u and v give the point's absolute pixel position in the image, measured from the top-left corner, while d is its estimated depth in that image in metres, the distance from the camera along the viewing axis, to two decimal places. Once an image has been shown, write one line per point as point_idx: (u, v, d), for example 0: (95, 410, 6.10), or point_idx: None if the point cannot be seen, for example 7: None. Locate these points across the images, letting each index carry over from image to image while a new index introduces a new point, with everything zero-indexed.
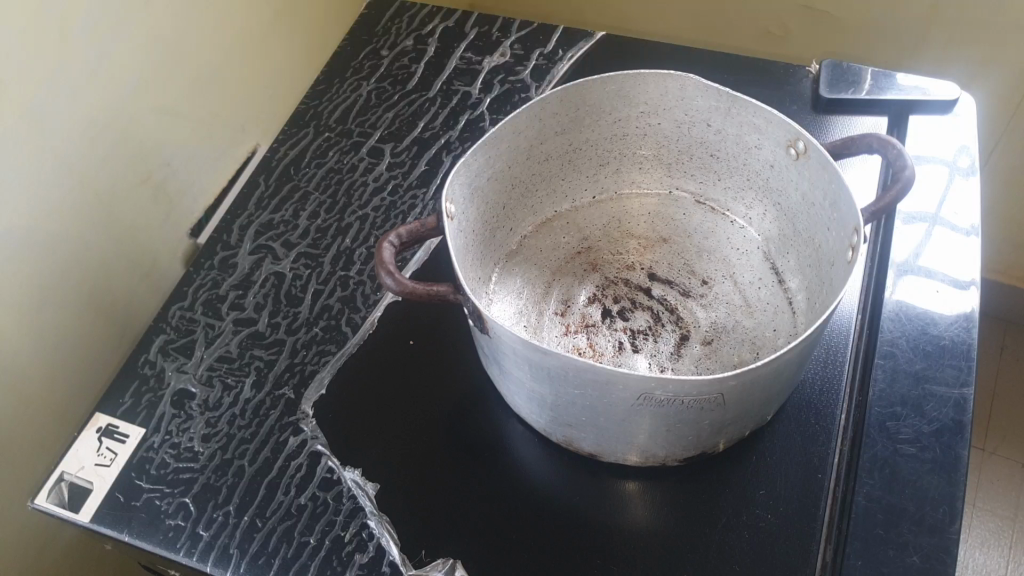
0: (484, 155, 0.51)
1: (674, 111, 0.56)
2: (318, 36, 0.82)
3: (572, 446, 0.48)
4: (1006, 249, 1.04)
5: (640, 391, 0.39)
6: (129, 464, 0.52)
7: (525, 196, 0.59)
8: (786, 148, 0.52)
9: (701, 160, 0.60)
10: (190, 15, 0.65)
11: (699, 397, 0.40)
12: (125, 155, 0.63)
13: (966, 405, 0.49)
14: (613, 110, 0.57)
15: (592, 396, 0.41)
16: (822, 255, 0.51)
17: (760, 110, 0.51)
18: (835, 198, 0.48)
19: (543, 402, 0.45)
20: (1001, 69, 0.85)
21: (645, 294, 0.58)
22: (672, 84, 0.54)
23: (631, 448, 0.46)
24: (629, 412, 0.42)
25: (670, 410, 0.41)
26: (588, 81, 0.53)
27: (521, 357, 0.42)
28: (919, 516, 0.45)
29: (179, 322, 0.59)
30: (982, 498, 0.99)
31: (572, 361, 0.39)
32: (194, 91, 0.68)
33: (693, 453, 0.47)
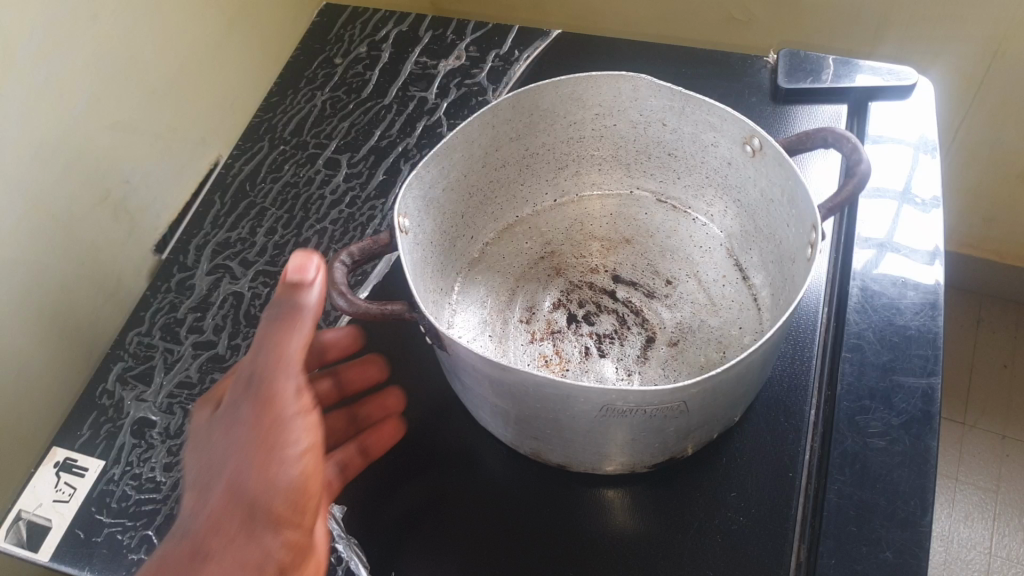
0: (437, 167, 0.51)
1: (630, 111, 0.56)
2: (274, 44, 0.80)
3: (541, 458, 0.47)
4: (978, 223, 1.04)
5: (601, 403, 0.38)
6: (89, 499, 0.51)
7: (485, 203, 0.59)
8: (742, 145, 0.51)
9: (660, 159, 0.59)
10: (139, 32, 0.64)
11: (660, 407, 0.39)
12: (81, 176, 0.61)
13: (934, 395, 0.48)
14: (569, 113, 0.56)
15: (554, 409, 0.40)
16: (784, 251, 0.51)
17: (715, 108, 0.51)
18: (793, 194, 0.47)
19: (508, 416, 0.44)
20: (958, 46, 0.85)
21: (610, 297, 0.57)
22: (625, 84, 0.53)
23: (597, 458, 0.45)
24: (593, 423, 0.41)
25: (634, 420, 0.40)
26: (540, 85, 0.52)
27: (480, 374, 0.41)
28: (891, 510, 0.45)
29: (137, 348, 0.58)
30: (965, 472, 0.99)
31: (530, 378, 0.38)
32: (150, 105, 0.66)
33: (662, 459, 0.46)
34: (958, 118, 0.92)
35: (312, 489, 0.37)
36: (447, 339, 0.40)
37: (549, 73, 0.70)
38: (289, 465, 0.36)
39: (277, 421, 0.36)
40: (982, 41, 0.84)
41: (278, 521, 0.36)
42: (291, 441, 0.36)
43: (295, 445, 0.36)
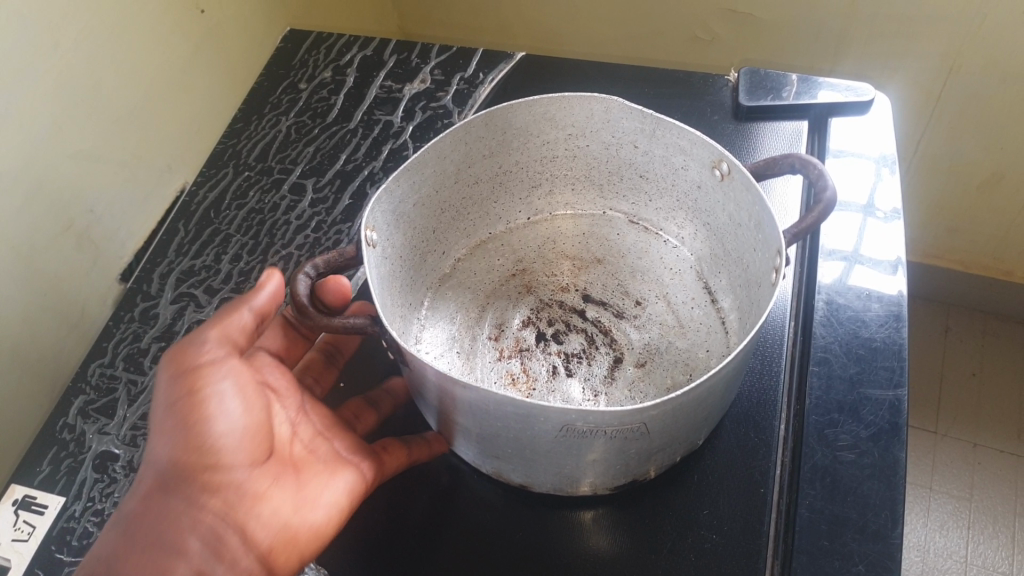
0: (413, 179, 0.51)
1: (602, 132, 0.56)
2: (239, 70, 0.80)
3: (501, 478, 0.47)
4: (942, 233, 1.06)
5: (560, 422, 0.38)
6: (49, 537, 0.49)
7: (456, 219, 0.59)
8: (711, 168, 0.51)
9: (632, 181, 0.59)
10: (101, 61, 0.63)
11: (621, 428, 0.39)
12: (42, 206, 0.60)
13: (901, 407, 0.48)
14: (543, 132, 0.56)
15: (513, 428, 0.40)
16: (750, 275, 0.51)
17: (684, 131, 0.51)
18: (759, 219, 0.48)
19: (465, 432, 0.44)
20: (917, 61, 0.87)
21: (579, 317, 0.58)
22: (598, 104, 0.53)
23: (563, 480, 0.45)
24: (554, 442, 0.40)
25: (595, 441, 0.40)
26: (515, 102, 0.52)
27: (442, 392, 0.41)
28: (862, 523, 0.45)
29: (100, 380, 0.57)
30: (938, 480, 1.00)
31: (491, 396, 0.38)
32: (112, 134, 0.66)
33: (625, 482, 0.46)
34: (919, 131, 0.94)
35: (243, 435, 0.44)
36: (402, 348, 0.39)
37: (514, 94, 0.70)
38: (212, 420, 0.43)
39: (186, 396, 0.43)
40: (939, 57, 0.86)
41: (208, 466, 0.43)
42: (208, 403, 0.43)
43: (214, 407, 0.43)
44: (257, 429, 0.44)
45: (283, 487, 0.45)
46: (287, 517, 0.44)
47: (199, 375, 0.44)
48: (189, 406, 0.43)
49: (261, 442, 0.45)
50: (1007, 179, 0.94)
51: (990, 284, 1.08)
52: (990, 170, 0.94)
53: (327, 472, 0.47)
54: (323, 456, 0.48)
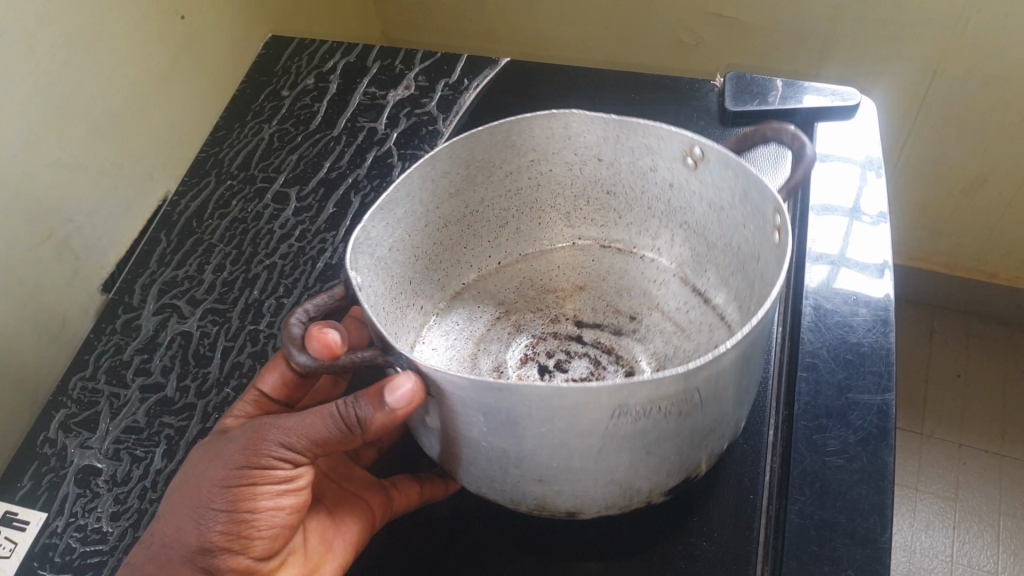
0: (386, 213, 0.50)
1: (565, 150, 0.56)
2: (221, 77, 0.80)
3: (545, 509, 0.42)
4: (926, 235, 1.06)
5: (618, 406, 0.35)
6: (30, 554, 0.48)
7: (429, 268, 0.58)
8: (682, 159, 0.52)
9: (598, 202, 0.60)
10: (81, 69, 0.63)
11: (678, 396, 0.36)
12: (22, 214, 0.60)
13: (888, 411, 0.48)
14: (505, 162, 0.56)
15: (560, 432, 0.37)
16: (744, 257, 0.51)
17: (650, 128, 0.51)
18: (744, 189, 0.48)
19: (505, 461, 0.40)
20: (899, 65, 0.88)
21: (578, 342, 0.58)
22: (561, 122, 0.54)
23: (618, 491, 0.41)
24: (606, 439, 0.37)
25: (646, 426, 0.37)
26: (477, 130, 0.52)
27: (475, 406, 0.37)
28: (851, 528, 0.44)
29: (81, 394, 0.56)
30: (924, 481, 1.00)
31: (538, 394, 0.35)
32: (93, 143, 0.65)
33: (677, 483, 0.43)
34: (902, 134, 0.94)
35: (282, 524, 0.43)
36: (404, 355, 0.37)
37: (500, 101, 0.70)
38: (257, 512, 0.42)
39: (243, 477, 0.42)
40: (920, 60, 0.86)
41: (244, 557, 0.42)
42: (259, 498, 0.42)
43: (265, 500, 0.42)
44: (296, 514, 0.44)
45: (296, 559, 0.45)
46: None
47: (261, 470, 0.42)
48: (240, 498, 0.42)
49: (296, 524, 0.44)
50: (991, 181, 0.94)
51: (975, 285, 1.09)
52: (973, 173, 0.94)
53: (341, 539, 0.46)
54: (325, 504, 0.48)
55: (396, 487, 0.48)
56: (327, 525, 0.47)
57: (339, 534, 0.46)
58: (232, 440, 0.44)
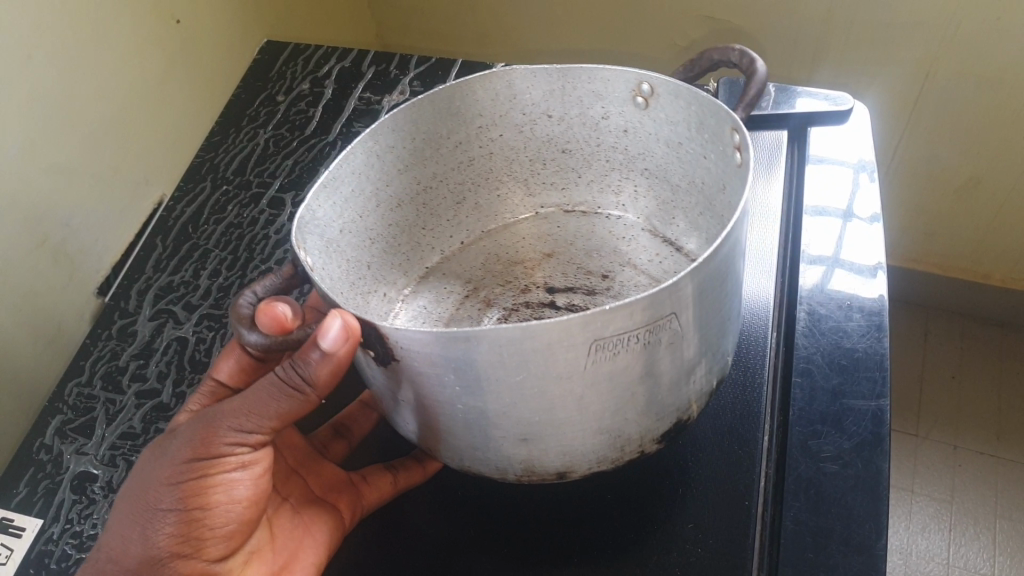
0: (348, 180, 0.49)
1: (512, 113, 0.56)
2: (216, 81, 0.80)
3: (533, 474, 0.41)
4: (920, 237, 1.06)
5: (592, 340, 0.34)
6: (27, 561, 0.48)
7: (392, 242, 0.58)
8: (632, 100, 0.53)
9: (553, 162, 0.61)
10: (77, 75, 0.63)
11: (653, 325, 0.34)
12: (19, 219, 0.59)
13: (883, 417, 0.49)
14: (451, 132, 0.56)
15: (538, 379, 0.35)
16: (709, 190, 0.53)
17: (595, 73, 0.52)
18: (696, 119, 0.48)
19: (487, 424, 0.38)
20: (894, 68, 0.88)
21: (551, 308, 0.59)
22: (507, 80, 0.54)
23: (609, 441, 0.40)
24: (585, 380, 0.36)
25: (625, 362, 0.35)
26: (420, 97, 0.51)
27: (443, 361, 0.35)
28: (846, 535, 0.44)
29: (76, 400, 0.56)
30: (920, 483, 1.00)
31: (507, 335, 0.33)
32: (90, 148, 0.65)
33: (669, 427, 0.41)
34: (897, 137, 0.95)
35: (240, 520, 0.44)
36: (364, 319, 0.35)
37: None
38: (212, 510, 0.43)
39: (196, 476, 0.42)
40: (914, 64, 0.87)
41: (204, 555, 0.43)
42: (213, 494, 0.43)
43: (219, 495, 0.43)
44: (253, 509, 0.45)
45: (262, 556, 0.47)
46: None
47: (212, 465, 0.42)
48: (192, 496, 0.42)
49: (254, 517, 0.45)
50: (985, 183, 0.94)
51: (969, 286, 1.09)
52: (967, 175, 0.95)
53: (311, 537, 0.48)
54: (293, 502, 0.50)
55: (367, 483, 0.49)
56: (296, 525, 0.48)
57: (309, 535, 0.48)
58: (178, 435, 0.44)
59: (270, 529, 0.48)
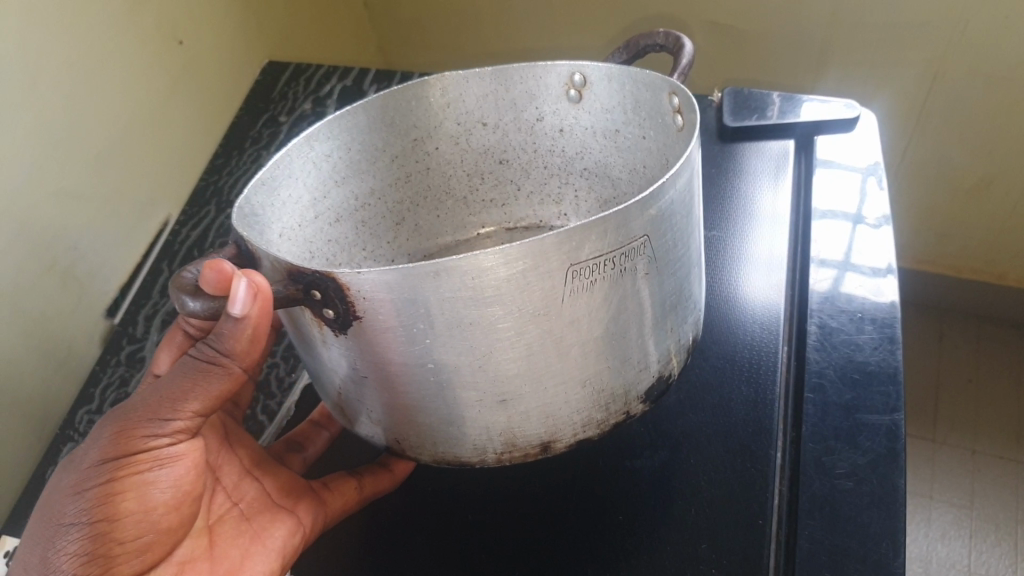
0: (289, 207, 0.48)
1: (447, 123, 0.57)
2: (220, 102, 0.80)
3: (514, 450, 0.41)
4: (931, 239, 1.05)
5: (569, 266, 0.34)
6: None
7: (356, 226, 0.57)
8: (565, 96, 0.55)
9: (492, 178, 0.62)
10: (81, 98, 0.63)
11: (629, 248, 0.36)
12: (28, 244, 0.59)
13: (897, 431, 0.48)
14: (387, 144, 0.55)
15: (516, 321, 0.35)
16: (640, 169, 0.55)
17: (527, 71, 0.54)
18: (629, 100, 0.51)
19: (466, 387, 0.38)
20: (904, 69, 0.87)
21: None
22: (439, 86, 0.54)
23: (593, 399, 0.41)
24: (564, 318, 0.36)
25: (600, 300, 0.37)
26: (349, 108, 0.51)
27: (408, 310, 0.34)
28: (863, 553, 0.43)
29: (88, 427, 0.56)
30: (939, 488, 0.99)
31: (480, 266, 0.33)
32: (95, 171, 0.65)
33: (652, 384, 0.43)
34: (907, 139, 0.94)
35: (159, 528, 0.39)
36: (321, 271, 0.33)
37: None
38: (126, 519, 0.38)
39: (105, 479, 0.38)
40: (922, 66, 0.86)
41: (119, 573, 0.38)
42: (127, 497, 0.38)
43: (134, 498, 0.38)
44: (177, 516, 0.40)
45: (195, 567, 0.42)
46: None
47: (126, 465, 0.38)
48: (101, 502, 0.37)
49: (178, 523, 0.41)
50: (997, 184, 0.93)
51: (984, 288, 1.08)
52: (978, 176, 0.94)
53: (260, 545, 0.44)
54: (241, 507, 0.46)
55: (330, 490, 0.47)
56: (245, 534, 0.45)
57: (259, 543, 0.44)
58: (88, 436, 0.39)
59: (208, 540, 0.44)
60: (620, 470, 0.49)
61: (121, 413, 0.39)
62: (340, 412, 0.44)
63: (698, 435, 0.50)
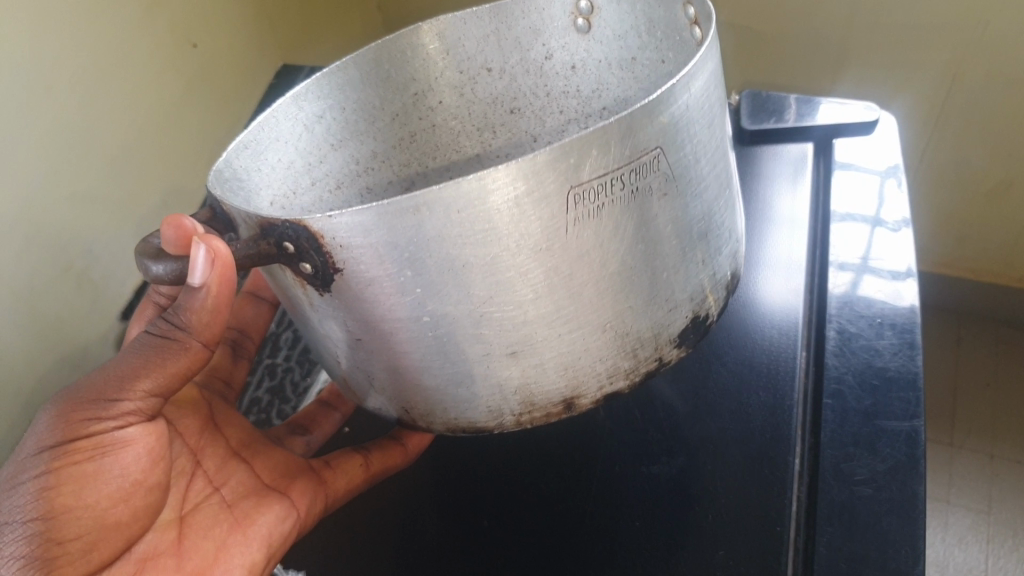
0: (279, 170, 0.51)
1: (448, 73, 0.59)
2: (232, 105, 0.80)
3: (535, 410, 0.41)
4: (948, 242, 1.04)
5: (570, 188, 0.34)
6: None
7: (359, 180, 0.60)
8: (574, 25, 0.57)
9: (505, 134, 0.64)
10: (95, 102, 0.63)
11: (641, 162, 0.35)
12: (45, 248, 0.59)
13: (917, 437, 0.47)
14: (387, 99, 0.57)
15: (518, 259, 0.35)
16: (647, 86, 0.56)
17: (526, 8, 0.56)
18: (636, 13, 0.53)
19: (470, 342, 0.38)
20: (924, 71, 0.86)
21: None
22: (435, 31, 0.56)
23: (620, 344, 0.41)
24: (569, 253, 0.36)
25: (608, 226, 0.36)
26: (342, 66, 0.52)
27: (395, 252, 0.34)
28: (882, 562, 0.42)
29: None
30: (956, 493, 0.97)
31: (466, 189, 0.33)
32: (110, 174, 0.65)
33: (683, 323, 0.43)
34: (925, 140, 0.93)
35: (105, 523, 0.40)
36: (291, 219, 0.34)
37: None
38: (65, 515, 0.38)
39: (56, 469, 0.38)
40: (941, 67, 0.85)
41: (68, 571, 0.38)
42: (75, 485, 0.38)
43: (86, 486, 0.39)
44: (126, 509, 0.41)
45: (162, 563, 0.43)
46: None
47: (73, 450, 0.39)
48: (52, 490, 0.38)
49: (131, 515, 0.41)
50: (1016, 186, 0.92)
51: (1003, 291, 1.07)
52: (997, 178, 0.93)
53: (240, 534, 0.45)
54: (222, 494, 0.47)
55: (333, 469, 0.50)
56: (221, 523, 0.46)
57: (240, 532, 0.46)
58: (29, 430, 0.40)
59: (178, 532, 0.44)
60: (636, 474, 0.49)
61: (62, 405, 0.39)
62: (349, 388, 0.45)
63: (716, 440, 0.50)
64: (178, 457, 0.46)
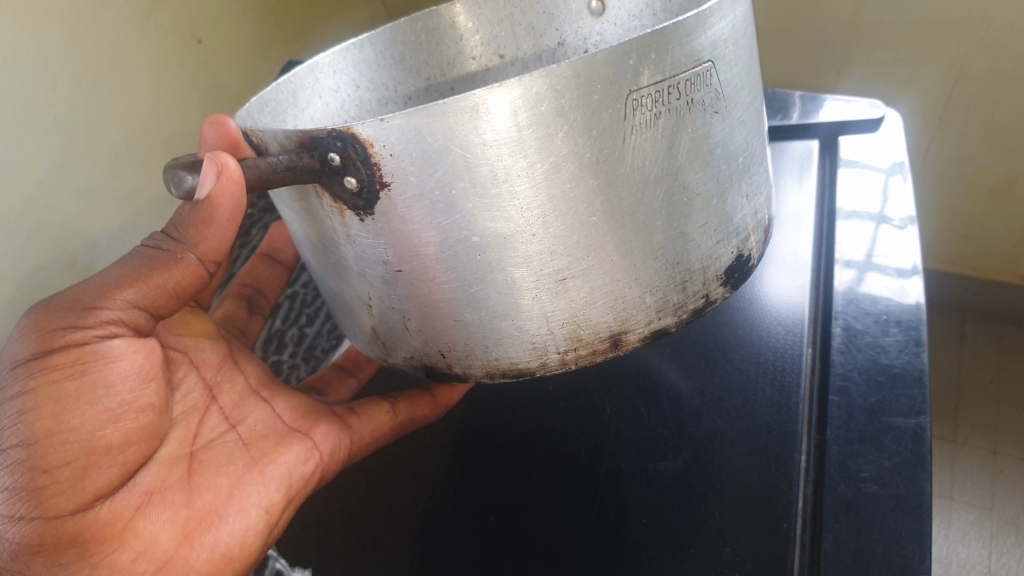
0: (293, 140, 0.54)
1: (459, 60, 0.63)
2: (236, 102, 0.80)
3: (581, 345, 0.41)
4: (953, 239, 1.04)
5: (629, 94, 0.34)
6: None
7: None
8: (589, 11, 0.61)
9: None
10: (98, 97, 0.63)
11: (693, 74, 0.36)
12: (50, 243, 0.59)
13: (923, 434, 0.47)
14: (402, 82, 0.62)
15: (569, 175, 0.35)
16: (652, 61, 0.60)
17: None
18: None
19: (515, 265, 0.38)
20: (928, 69, 0.86)
21: None
22: (452, 16, 0.61)
23: (671, 272, 0.41)
24: (622, 175, 0.36)
25: (663, 141, 0.37)
26: (358, 45, 0.57)
27: (451, 164, 0.34)
28: (888, 558, 0.42)
29: None
30: (959, 490, 0.96)
31: (518, 97, 0.33)
32: (113, 169, 0.65)
33: (731, 257, 0.43)
34: (929, 136, 0.93)
35: (96, 446, 0.38)
36: (339, 127, 0.33)
37: None
38: (50, 440, 0.37)
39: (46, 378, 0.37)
40: (945, 65, 0.85)
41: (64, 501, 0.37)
42: (66, 397, 0.37)
43: (79, 400, 0.38)
44: (117, 431, 0.39)
45: (168, 497, 0.42)
46: (180, 544, 0.41)
47: (61, 358, 0.38)
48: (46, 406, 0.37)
49: (125, 440, 0.40)
50: (1019, 185, 0.92)
51: (1007, 289, 1.07)
52: (1001, 175, 0.92)
53: (257, 473, 0.45)
54: (239, 433, 0.47)
55: (358, 416, 0.52)
56: (237, 460, 0.45)
57: (257, 470, 0.45)
58: (12, 336, 0.39)
59: (186, 467, 0.43)
60: (642, 472, 0.49)
61: (46, 317, 0.38)
62: (378, 341, 0.45)
63: (721, 438, 0.50)
64: (190, 393, 0.46)
